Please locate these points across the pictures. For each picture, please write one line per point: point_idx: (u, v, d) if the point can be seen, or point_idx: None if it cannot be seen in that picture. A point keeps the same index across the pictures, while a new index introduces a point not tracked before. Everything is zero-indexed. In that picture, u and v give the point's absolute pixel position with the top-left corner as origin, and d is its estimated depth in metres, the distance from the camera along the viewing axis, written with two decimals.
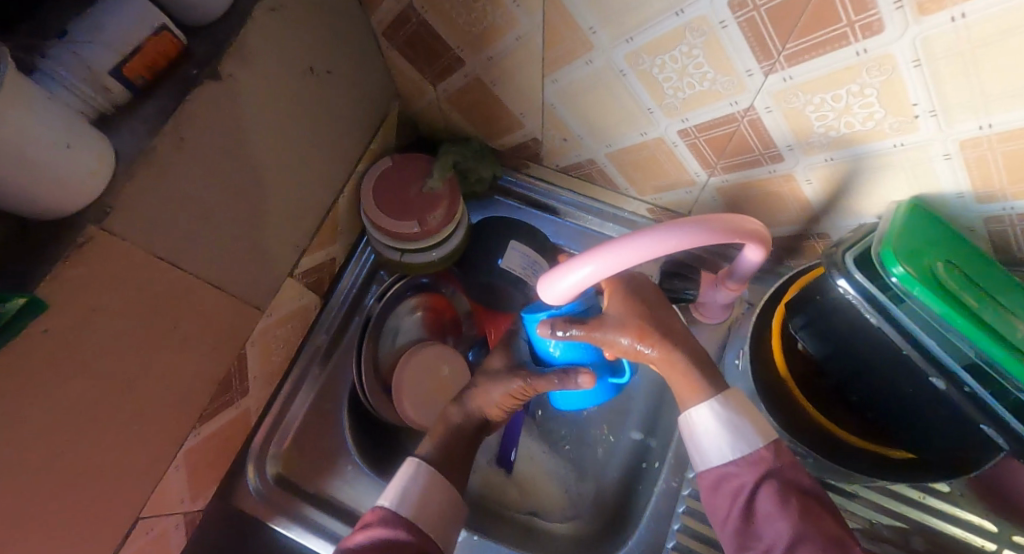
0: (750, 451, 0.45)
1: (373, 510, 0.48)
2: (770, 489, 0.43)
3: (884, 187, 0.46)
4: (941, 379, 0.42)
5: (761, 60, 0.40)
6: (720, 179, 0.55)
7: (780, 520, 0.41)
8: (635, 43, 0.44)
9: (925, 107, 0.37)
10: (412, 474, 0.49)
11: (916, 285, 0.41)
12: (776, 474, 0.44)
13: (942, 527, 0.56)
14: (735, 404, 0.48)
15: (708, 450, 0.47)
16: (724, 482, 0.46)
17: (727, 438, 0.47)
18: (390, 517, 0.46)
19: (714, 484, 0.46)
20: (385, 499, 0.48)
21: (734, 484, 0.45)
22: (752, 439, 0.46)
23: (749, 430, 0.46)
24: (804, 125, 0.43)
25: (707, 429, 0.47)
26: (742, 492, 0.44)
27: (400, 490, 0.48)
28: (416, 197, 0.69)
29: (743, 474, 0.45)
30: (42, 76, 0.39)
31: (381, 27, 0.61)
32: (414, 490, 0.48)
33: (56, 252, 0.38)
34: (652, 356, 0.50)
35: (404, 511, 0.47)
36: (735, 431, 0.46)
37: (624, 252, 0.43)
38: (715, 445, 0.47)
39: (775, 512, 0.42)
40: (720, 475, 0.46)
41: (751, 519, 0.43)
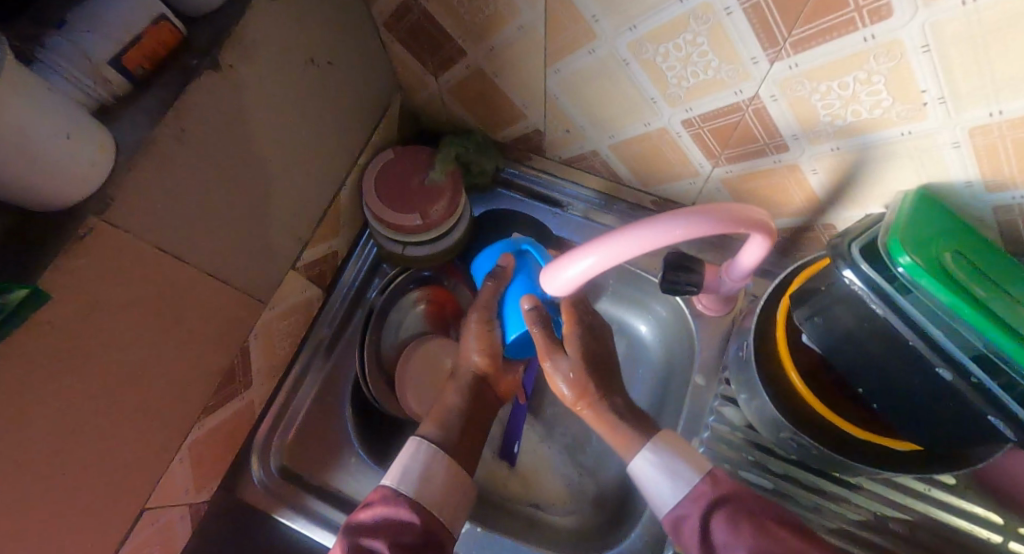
0: (690, 488, 0.49)
1: (378, 491, 0.50)
2: (721, 519, 0.46)
3: (891, 177, 0.45)
4: (947, 370, 0.41)
5: (767, 48, 0.39)
6: (724, 170, 0.55)
7: (737, 544, 0.44)
8: (638, 31, 0.43)
9: (934, 93, 0.36)
10: (413, 454, 0.51)
11: (923, 275, 0.40)
12: (722, 500, 0.48)
13: (948, 520, 0.55)
14: (666, 447, 0.52)
15: (658, 497, 0.51)
16: (680, 526, 0.49)
17: (667, 481, 0.50)
18: (391, 495, 0.49)
19: (674, 530, 0.49)
20: (389, 478, 0.50)
21: (688, 523, 0.48)
22: (688, 476, 0.50)
23: (683, 469, 0.50)
24: (810, 114, 0.43)
25: (649, 476, 0.51)
26: (697, 529, 0.47)
27: (401, 469, 0.51)
28: (418, 189, 0.68)
29: (691, 512, 0.48)
30: (42, 66, 0.39)
31: (382, 18, 0.60)
32: (413, 468, 0.50)
33: (58, 243, 0.38)
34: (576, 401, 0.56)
35: (404, 490, 0.49)
36: (672, 474, 0.50)
37: (632, 240, 0.42)
38: (661, 489, 0.50)
39: (730, 539, 0.44)
40: (676, 518, 0.49)
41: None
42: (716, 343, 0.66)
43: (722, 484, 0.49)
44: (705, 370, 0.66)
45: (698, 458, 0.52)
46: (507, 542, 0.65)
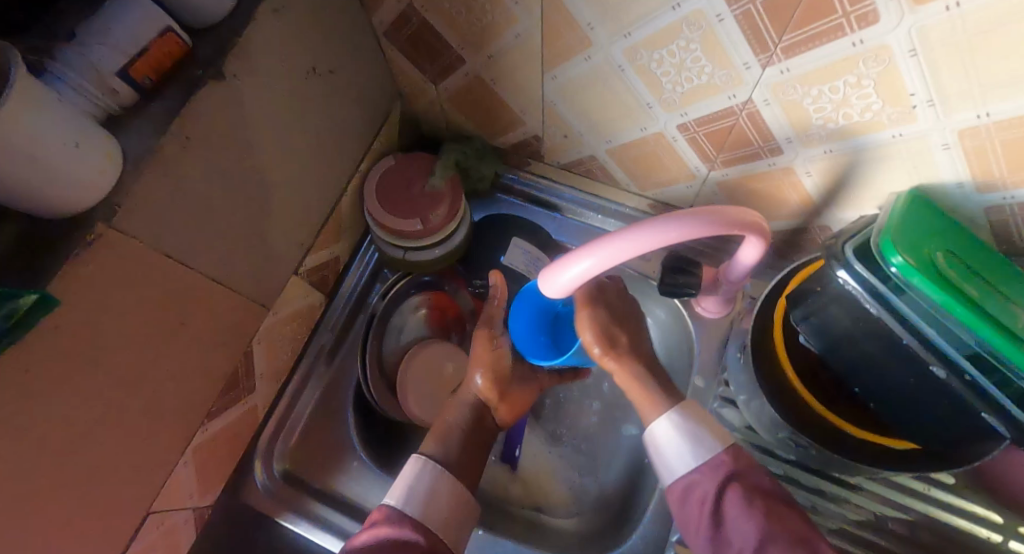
0: (711, 458, 0.50)
1: (380, 510, 0.50)
2: (735, 492, 0.47)
3: (883, 179, 0.46)
4: (942, 369, 0.42)
5: (759, 53, 0.40)
6: (720, 173, 0.56)
7: (745, 521, 0.44)
8: (632, 38, 0.44)
9: (923, 97, 0.37)
10: (417, 473, 0.52)
11: (915, 274, 0.41)
12: (737, 476, 0.48)
13: (948, 520, 0.55)
14: (692, 415, 0.53)
15: (673, 461, 0.51)
16: (690, 491, 0.49)
17: (688, 448, 0.51)
18: (396, 515, 0.49)
19: (682, 495, 0.50)
20: (393, 498, 0.51)
21: (698, 492, 0.49)
22: (710, 446, 0.51)
23: (706, 437, 0.51)
24: (802, 117, 0.44)
25: (670, 441, 0.52)
26: (708, 498, 0.48)
27: (406, 488, 0.51)
28: (418, 195, 0.69)
29: (706, 480, 0.49)
30: (51, 77, 0.40)
31: (382, 27, 0.61)
32: (419, 487, 0.51)
33: (66, 249, 0.39)
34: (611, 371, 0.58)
35: (410, 510, 0.50)
36: (694, 441, 0.51)
37: (631, 241, 0.43)
38: (679, 455, 0.51)
39: (740, 515, 0.45)
40: (687, 485, 0.50)
41: (720, 524, 0.46)
42: (715, 345, 0.66)
43: (742, 459, 0.50)
44: (704, 371, 0.67)
45: (722, 433, 0.52)
46: (510, 545, 0.66)
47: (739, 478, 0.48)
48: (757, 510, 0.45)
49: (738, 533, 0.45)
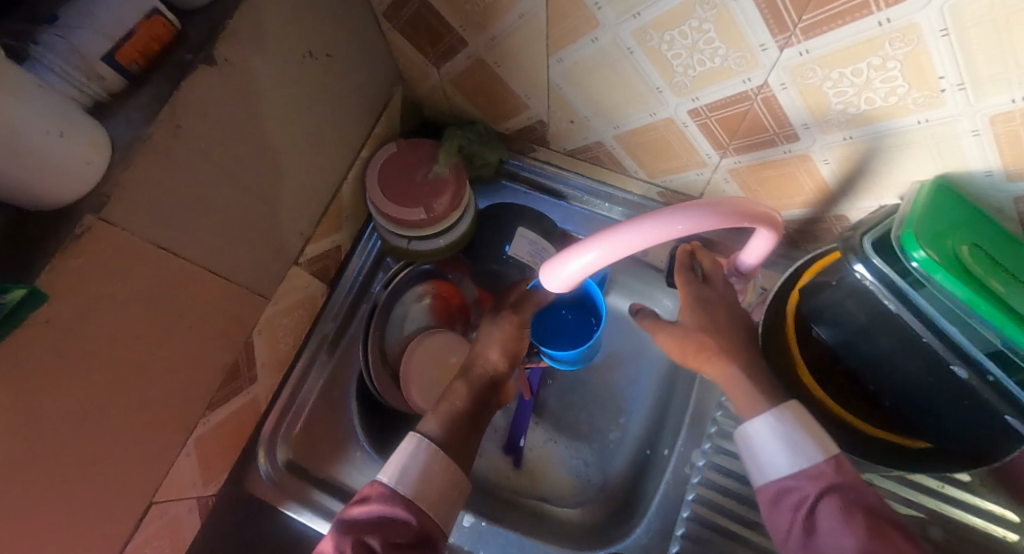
0: (810, 465, 0.45)
1: (373, 485, 0.50)
2: (832, 504, 0.42)
3: (905, 167, 0.44)
4: (962, 368, 0.40)
5: (777, 33, 0.37)
6: (732, 160, 0.53)
7: (842, 533, 0.41)
8: (642, 18, 0.42)
9: (952, 80, 0.34)
10: (412, 451, 0.51)
11: (938, 270, 0.38)
12: (839, 488, 0.44)
13: (963, 518, 0.54)
14: (791, 418, 0.47)
15: (765, 463, 0.47)
16: (785, 496, 0.46)
17: (784, 454, 0.46)
18: (389, 494, 0.48)
19: (773, 499, 0.46)
20: (385, 475, 0.50)
21: (794, 498, 0.45)
22: (811, 454, 0.46)
23: (805, 445, 0.46)
24: (821, 102, 0.41)
25: (765, 442, 0.47)
26: (803, 506, 0.44)
27: (400, 467, 0.50)
28: (423, 183, 0.68)
29: (805, 486, 0.45)
30: (33, 63, 0.38)
31: (381, 8, 0.59)
32: (413, 467, 0.50)
33: (56, 243, 0.38)
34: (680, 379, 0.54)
35: (403, 490, 0.49)
36: (793, 446, 0.46)
37: (641, 234, 0.41)
38: (774, 458, 0.47)
39: (836, 525, 0.41)
40: (781, 490, 0.46)
41: (812, 531, 0.42)
42: None
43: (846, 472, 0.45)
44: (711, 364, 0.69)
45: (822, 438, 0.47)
46: (512, 535, 0.66)
47: (840, 489, 0.43)
48: (856, 521, 0.41)
49: (831, 543, 0.41)
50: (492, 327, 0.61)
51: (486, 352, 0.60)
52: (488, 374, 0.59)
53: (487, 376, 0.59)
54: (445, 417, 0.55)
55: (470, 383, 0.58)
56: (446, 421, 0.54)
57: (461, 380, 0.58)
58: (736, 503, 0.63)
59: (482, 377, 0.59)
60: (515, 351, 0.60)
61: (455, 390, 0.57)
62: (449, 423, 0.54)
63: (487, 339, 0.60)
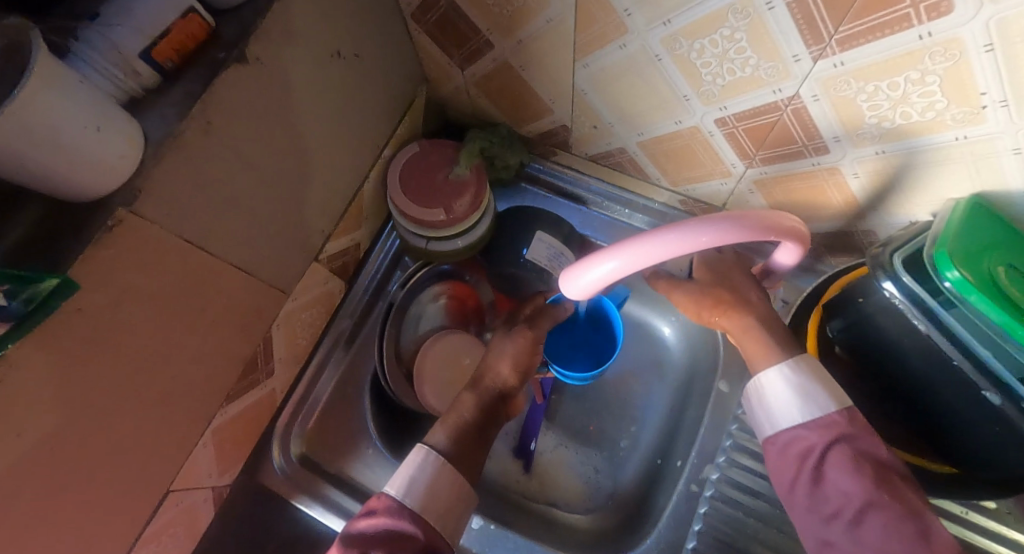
0: (822, 415, 0.44)
1: (380, 497, 0.49)
2: (841, 452, 0.42)
3: (937, 184, 0.43)
4: (997, 396, 0.39)
5: (811, 44, 0.37)
6: (758, 171, 0.53)
7: (849, 481, 0.40)
8: (672, 26, 0.41)
9: (995, 96, 0.33)
10: (421, 463, 0.50)
11: (972, 291, 0.37)
12: (848, 439, 0.43)
13: (987, 546, 0.53)
14: (807, 370, 0.47)
15: (776, 414, 0.46)
16: (792, 445, 0.45)
17: (797, 403, 0.46)
18: (396, 507, 0.48)
19: (781, 448, 0.45)
20: (393, 487, 0.49)
21: (802, 448, 0.44)
22: (823, 406, 0.45)
23: (818, 395, 0.45)
24: (853, 115, 0.40)
25: (778, 394, 0.47)
26: (811, 454, 0.43)
27: (408, 479, 0.49)
28: (444, 184, 0.68)
29: (813, 436, 0.44)
30: (73, 59, 0.39)
31: (409, 9, 0.59)
32: (421, 480, 0.49)
33: (88, 234, 0.38)
34: None
35: (411, 502, 0.48)
36: (805, 396, 0.45)
37: (664, 245, 0.40)
38: (786, 410, 0.46)
39: (844, 473, 0.41)
40: (789, 439, 0.45)
41: (820, 480, 0.42)
42: None
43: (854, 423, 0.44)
44: (729, 377, 0.69)
45: (833, 402, 0.46)
46: (521, 540, 0.66)
47: (849, 439, 0.43)
48: (865, 471, 0.41)
49: (839, 494, 0.41)
50: (505, 341, 0.61)
51: (496, 366, 0.59)
52: (498, 389, 0.58)
53: (496, 390, 0.58)
54: (452, 429, 0.54)
55: (477, 397, 0.57)
56: (454, 432, 0.54)
57: (469, 392, 0.58)
58: (749, 517, 0.62)
59: (491, 392, 0.58)
60: (525, 367, 0.59)
61: (464, 401, 0.57)
62: (457, 434, 0.54)
63: (500, 350, 0.60)
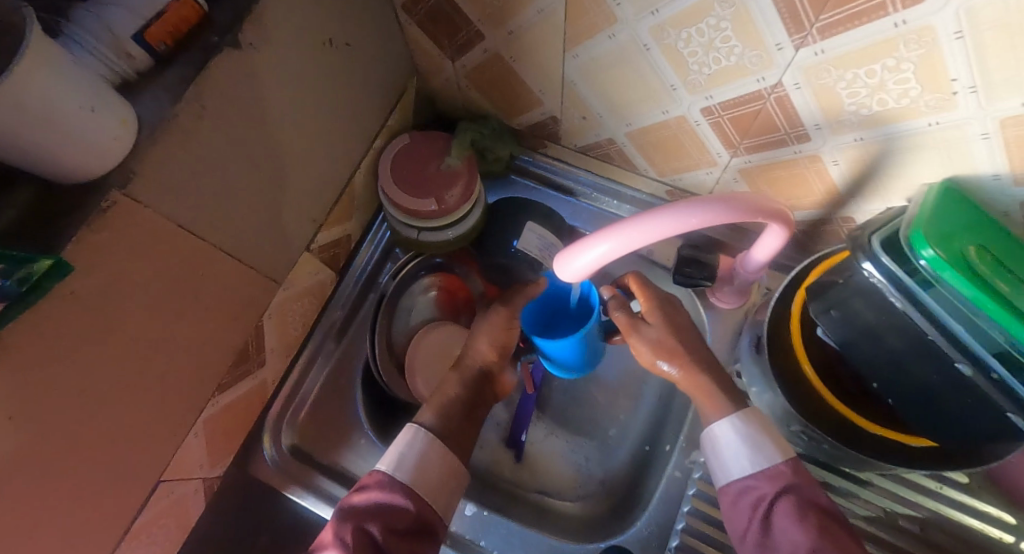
0: (769, 466, 0.48)
1: (373, 473, 0.50)
2: (787, 504, 0.45)
3: (913, 170, 0.44)
4: (967, 365, 0.41)
5: (793, 33, 0.38)
6: (742, 160, 0.54)
7: (796, 531, 0.43)
8: (660, 15, 0.43)
9: (965, 82, 0.35)
10: (409, 440, 0.51)
11: (946, 269, 0.39)
12: (794, 488, 0.46)
13: (962, 520, 0.55)
14: (755, 421, 0.50)
15: (728, 464, 0.50)
16: (744, 494, 0.48)
17: (747, 454, 0.49)
18: (387, 482, 0.49)
19: (734, 497, 0.49)
20: (384, 463, 0.50)
21: (754, 496, 0.47)
22: (771, 455, 0.49)
23: (766, 446, 0.49)
24: (833, 102, 0.42)
25: (729, 443, 0.50)
26: (762, 502, 0.46)
27: (397, 456, 0.50)
28: (435, 175, 0.68)
29: (764, 486, 0.47)
30: (67, 39, 0.39)
31: (400, 0, 0.60)
32: (411, 456, 0.50)
33: (81, 216, 0.38)
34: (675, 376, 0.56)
35: (402, 477, 0.49)
36: (753, 447, 0.49)
37: (660, 223, 0.42)
38: (735, 460, 0.50)
39: (789, 525, 0.44)
40: (741, 488, 0.49)
41: (767, 529, 0.45)
42: (729, 337, 0.66)
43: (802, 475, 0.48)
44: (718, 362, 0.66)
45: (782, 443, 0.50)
46: (514, 526, 0.67)
47: (795, 490, 0.46)
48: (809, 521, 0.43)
49: (787, 541, 0.43)
50: (484, 317, 0.61)
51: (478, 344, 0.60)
52: (479, 365, 0.59)
53: (479, 368, 0.60)
54: (439, 405, 0.56)
55: (461, 374, 0.59)
56: (440, 409, 0.56)
57: (455, 373, 0.59)
58: None
59: (473, 369, 0.59)
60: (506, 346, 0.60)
61: (448, 382, 0.58)
62: (443, 411, 0.55)
63: (480, 329, 0.60)
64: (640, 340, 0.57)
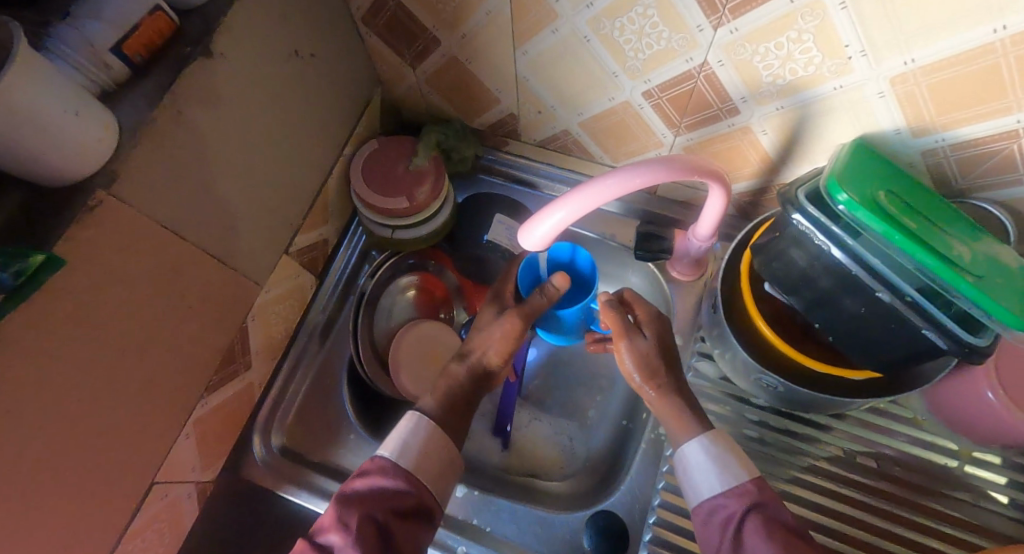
0: (736, 484, 0.50)
1: (374, 459, 0.52)
2: (755, 517, 0.47)
3: (831, 131, 0.50)
4: (886, 293, 0.45)
5: (709, 14, 0.43)
6: (685, 138, 0.59)
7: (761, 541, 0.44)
8: (595, 8, 0.48)
9: (856, 47, 0.41)
10: (412, 428, 0.54)
11: (859, 209, 0.44)
12: (760, 505, 0.48)
13: (915, 452, 0.61)
14: (722, 442, 0.53)
15: (698, 484, 0.52)
16: (714, 513, 0.50)
17: (715, 472, 0.52)
18: (390, 468, 0.51)
19: (705, 516, 0.50)
20: (387, 450, 0.53)
21: (723, 514, 0.49)
22: (738, 474, 0.51)
23: (733, 467, 0.52)
24: (753, 75, 0.47)
25: (698, 463, 0.53)
26: (731, 519, 0.48)
27: (400, 444, 0.53)
28: (403, 175, 0.72)
29: (731, 503, 0.49)
30: (50, 54, 0.42)
31: (360, 14, 0.64)
32: (413, 444, 0.53)
33: (70, 216, 0.41)
34: (651, 395, 0.58)
35: (405, 464, 0.52)
36: (722, 467, 0.52)
37: (617, 180, 0.46)
38: (705, 480, 0.52)
39: (757, 537, 0.45)
40: (710, 507, 0.50)
41: (738, 542, 0.46)
42: (690, 307, 0.71)
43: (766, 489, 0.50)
44: (682, 330, 0.71)
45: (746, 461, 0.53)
46: (504, 503, 0.70)
47: (761, 507, 0.48)
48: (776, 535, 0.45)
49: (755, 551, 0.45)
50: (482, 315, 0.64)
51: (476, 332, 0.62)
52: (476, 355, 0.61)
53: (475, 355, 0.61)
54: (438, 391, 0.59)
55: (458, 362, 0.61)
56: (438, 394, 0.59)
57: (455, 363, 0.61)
58: None
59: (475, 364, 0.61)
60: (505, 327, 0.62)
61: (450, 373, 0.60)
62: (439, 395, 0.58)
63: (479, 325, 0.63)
64: (630, 349, 0.58)
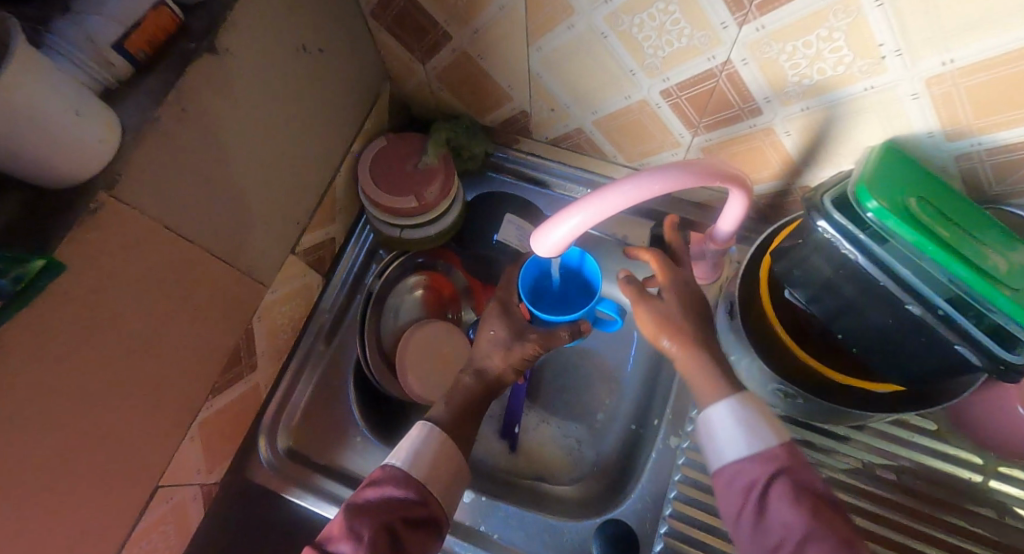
0: (765, 448, 0.45)
1: (384, 468, 0.51)
2: (783, 485, 0.43)
3: (858, 134, 0.48)
4: (916, 306, 0.43)
5: (735, 11, 0.41)
6: (703, 139, 0.57)
7: (788, 511, 0.41)
8: (613, 3, 0.46)
9: (891, 47, 0.38)
10: (423, 437, 0.53)
11: (890, 217, 0.42)
12: (791, 471, 0.44)
13: (936, 465, 0.59)
14: (752, 404, 0.48)
15: (721, 447, 0.47)
16: (737, 479, 0.45)
17: (742, 435, 0.46)
18: (401, 477, 0.50)
19: (728, 481, 0.46)
20: (397, 459, 0.51)
21: (745, 481, 0.45)
22: (766, 438, 0.46)
23: (762, 430, 0.46)
24: (778, 75, 0.45)
25: (724, 426, 0.47)
26: (755, 487, 0.44)
27: (411, 452, 0.52)
28: (412, 173, 0.70)
29: (756, 468, 0.45)
30: (51, 50, 0.41)
31: (369, 7, 0.62)
32: (425, 454, 0.52)
33: (71, 218, 0.40)
34: (671, 350, 0.53)
35: (415, 473, 0.51)
36: (750, 429, 0.46)
37: (635, 186, 0.44)
38: (731, 442, 0.47)
39: (784, 507, 0.42)
40: (733, 472, 0.46)
41: (762, 512, 0.42)
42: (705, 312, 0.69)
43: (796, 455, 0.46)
44: None
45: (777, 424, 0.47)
46: (512, 509, 0.69)
47: (788, 473, 0.44)
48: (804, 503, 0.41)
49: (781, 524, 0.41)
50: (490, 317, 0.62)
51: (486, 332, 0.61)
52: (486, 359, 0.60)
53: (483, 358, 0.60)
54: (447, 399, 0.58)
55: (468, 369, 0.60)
56: (449, 402, 0.58)
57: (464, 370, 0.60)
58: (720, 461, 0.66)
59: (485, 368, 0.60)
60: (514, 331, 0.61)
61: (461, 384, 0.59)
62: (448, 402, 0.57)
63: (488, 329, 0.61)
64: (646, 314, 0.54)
